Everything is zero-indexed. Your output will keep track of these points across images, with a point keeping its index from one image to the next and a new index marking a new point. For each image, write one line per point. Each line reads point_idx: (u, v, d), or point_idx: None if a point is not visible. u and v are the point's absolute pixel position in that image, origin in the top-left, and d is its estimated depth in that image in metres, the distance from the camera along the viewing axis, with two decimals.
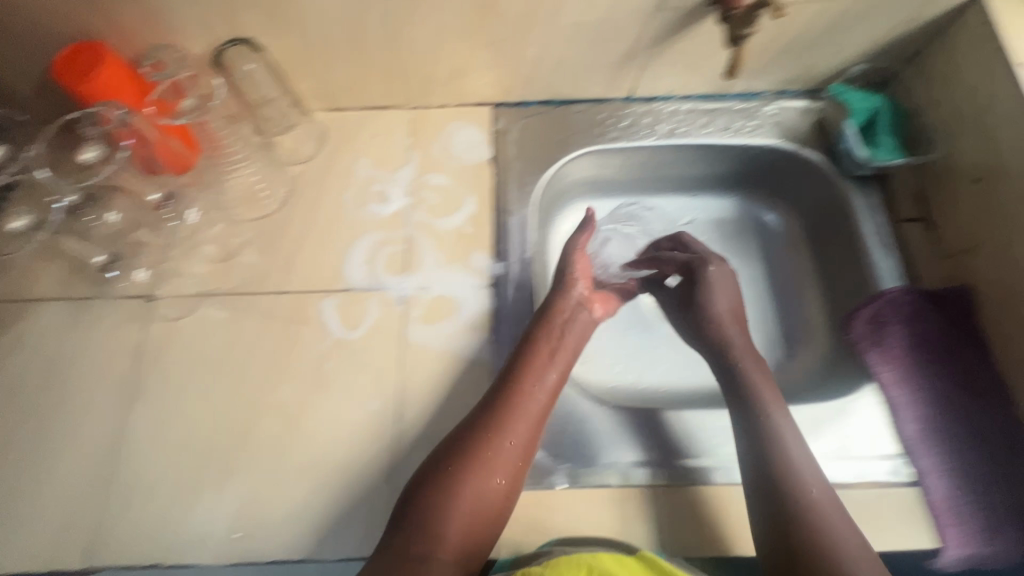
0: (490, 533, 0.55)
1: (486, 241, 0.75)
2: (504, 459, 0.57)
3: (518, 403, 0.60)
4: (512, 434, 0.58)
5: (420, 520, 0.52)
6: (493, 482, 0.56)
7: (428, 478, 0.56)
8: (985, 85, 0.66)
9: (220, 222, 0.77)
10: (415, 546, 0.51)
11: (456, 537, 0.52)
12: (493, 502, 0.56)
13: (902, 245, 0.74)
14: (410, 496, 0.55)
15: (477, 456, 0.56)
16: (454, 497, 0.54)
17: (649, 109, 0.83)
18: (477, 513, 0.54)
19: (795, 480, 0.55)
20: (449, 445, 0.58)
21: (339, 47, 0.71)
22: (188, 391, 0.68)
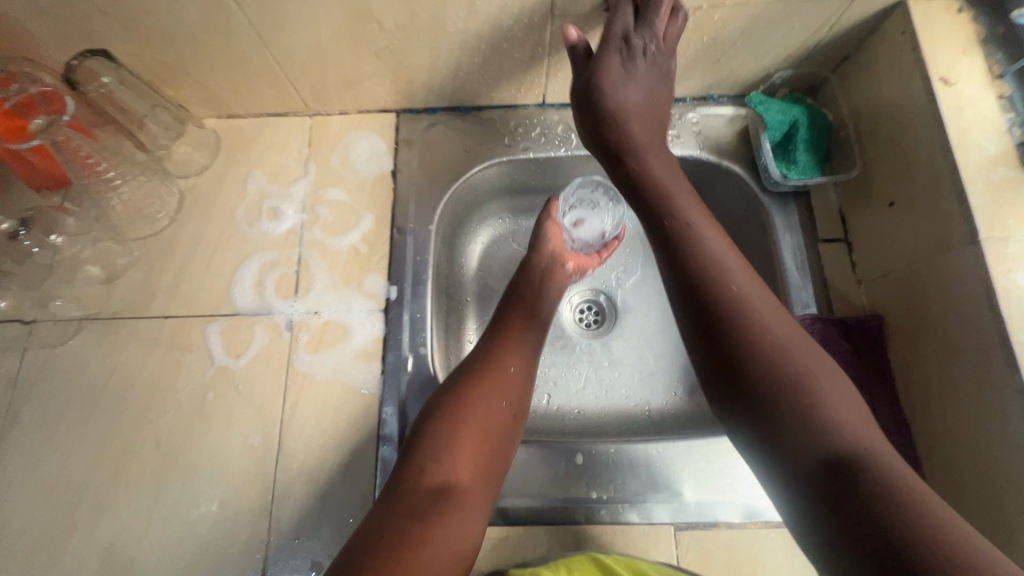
0: (506, 451, 0.59)
1: (381, 262, 0.72)
2: (508, 386, 0.60)
3: (506, 345, 0.63)
4: (513, 362, 0.62)
5: (434, 449, 0.55)
6: (500, 410, 0.59)
7: (435, 412, 0.57)
8: (900, 101, 0.61)
9: (105, 240, 0.73)
10: (439, 474, 0.53)
11: (476, 461, 0.55)
12: (507, 429, 0.59)
13: (819, 267, 0.69)
14: (421, 428, 0.57)
15: (478, 387, 0.59)
16: (464, 425, 0.56)
17: (563, 116, 0.77)
18: (491, 439, 0.57)
19: (791, 414, 0.45)
20: (449, 383, 0.60)
21: (214, 56, 0.66)
22: (67, 423, 0.66)
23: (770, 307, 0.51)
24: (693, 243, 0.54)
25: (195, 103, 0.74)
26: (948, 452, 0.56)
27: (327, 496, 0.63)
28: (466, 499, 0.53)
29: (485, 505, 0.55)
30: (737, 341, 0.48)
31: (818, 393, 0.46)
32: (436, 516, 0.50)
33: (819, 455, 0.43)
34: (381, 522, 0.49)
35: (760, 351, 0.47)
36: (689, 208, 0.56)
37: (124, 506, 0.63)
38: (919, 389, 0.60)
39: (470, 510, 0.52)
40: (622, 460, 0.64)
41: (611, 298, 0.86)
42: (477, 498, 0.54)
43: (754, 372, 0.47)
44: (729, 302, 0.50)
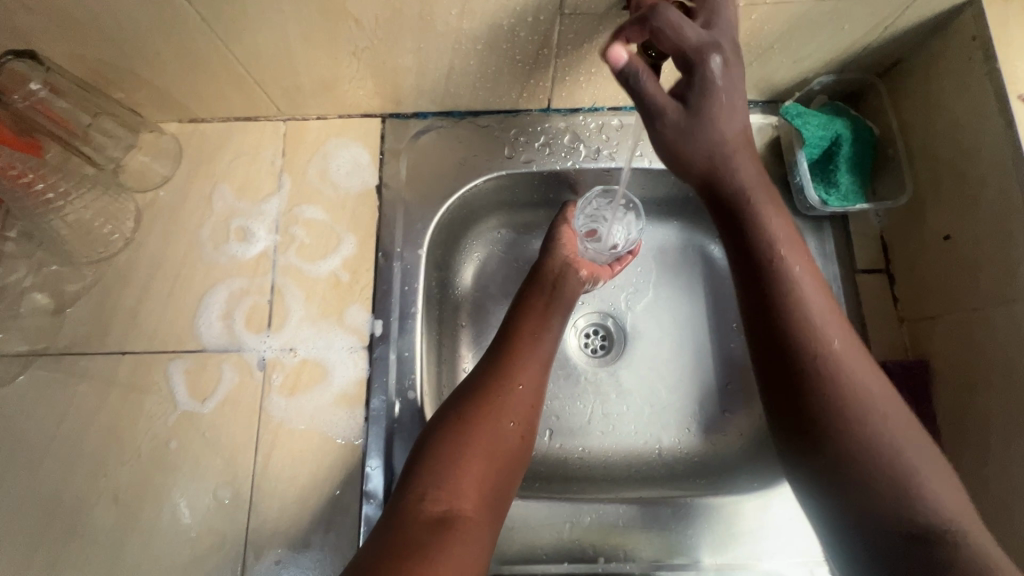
0: (514, 477, 0.51)
1: (364, 292, 0.64)
2: (516, 405, 0.53)
3: (516, 358, 0.57)
4: (522, 377, 0.55)
5: (433, 474, 0.47)
6: (509, 431, 0.52)
7: (434, 433, 0.50)
8: (967, 121, 0.53)
9: (52, 264, 0.64)
10: (440, 503, 0.46)
11: (480, 490, 0.48)
12: (517, 453, 0.52)
13: (856, 300, 0.62)
14: (418, 451, 0.50)
15: (484, 406, 0.52)
16: (469, 446, 0.49)
17: (570, 124, 0.68)
18: (497, 465, 0.50)
19: (874, 488, 0.43)
20: (451, 400, 0.54)
21: (167, 57, 0.57)
22: (12, 475, 0.59)
23: (870, 375, 0.46)
24: (797, 302, 0.49)
25: (151, 106, 0.65)
26: (1003, 528, 0.50)
27: (303, 561, 0.56)
28: (470, 533, 0.45)
29: (492, 541, 0.46)
30: (826, 403, 0.45)
31: (913, 472, 0.43)
32: (437, 553, 0.41)
33: (908, 538, 0.42)
34: (372, 560, 0.41)
35: (849, 420, 0.45)
36: (792, 256, 0.50)
37: (78, 570, 0.57)
38: (970, 452, 0.53)
39: (476, 546, 0.44)
40: (631, 519, 0.58)
41: (620, 323, 0.76)
42: (483, 532, 0.46)
43: (845, 447, 0.45)
44: (823, 368, 0.46)
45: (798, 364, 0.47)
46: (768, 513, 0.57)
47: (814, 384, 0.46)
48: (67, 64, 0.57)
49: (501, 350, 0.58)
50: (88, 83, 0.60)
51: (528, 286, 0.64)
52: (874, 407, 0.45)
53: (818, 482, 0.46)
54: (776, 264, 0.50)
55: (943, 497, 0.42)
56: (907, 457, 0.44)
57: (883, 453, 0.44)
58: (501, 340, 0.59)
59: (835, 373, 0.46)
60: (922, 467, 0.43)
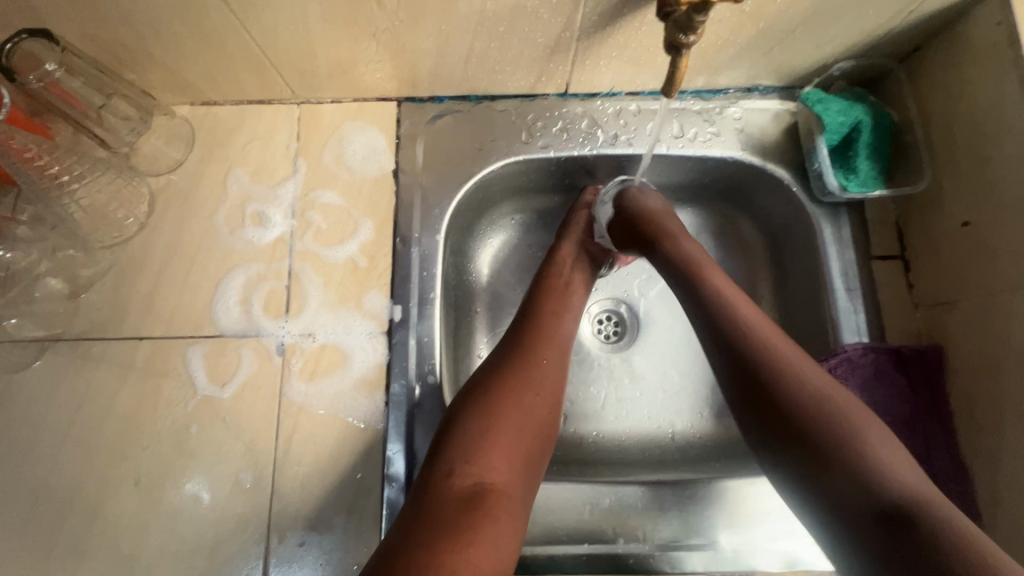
0: (545, 450, 0.52)
1: (382, 278, 0.64)
2: (542, 379, 0.54)
3: (539, 336, 0.58)
4: (547, 353, 0.56)
5: (462, 449, 0.48)
6: (536, 404, 0.52)
7: (461, 406, 0.51)
8: (988, 108, 0.53)
9: (66, 248, 0.64)
10: (470, 477, 0.46)
11: (510, 462, 0.49)
12: (546, 425, 0.52)
13: (872, 286, 0.62)
14: (446, 425, 0.50)
15: (511, 380, 0.53)
16: (496, 420, 0.50)
17: (588, 109, 0.68)
18: (527, 437, 0.51)
19: (841, 466, 0.45)
20: (475, 377, 0.54)
21: (183, 37, 0.56)
22: (32, 460, 0.59)
23: (805, 362, 0.50)
24: (731, 308, 0.54)
25: (164, 88, 0.64)
26: (1015, 508, 0.51)
27: (326, 544, 0.57)
28: (503, 507, 0.46)
29: (524, 512, 0.48)
30: (779, 403, 0.48)
31: (862, 437, 0.45)
32: (471, 529, 0.43)
33: (881, 509, 0.42)
34: (407, 536, 0.42)
35: (798, 412, 0.47)
36: (739, 302, 0.55)
37: (102, 552, 0.57)
38: (984, 434, 0.54)
39: (508, 519, 0.45)
40: (650, 501, 0.59)
41: (633, 309, 0.77)
42: (514, 504, 0.47)
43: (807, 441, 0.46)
44: (767, 363, 0.50)
45: (754, 370, 0.50)
46: None
47: (764, 385, 0.49)
48: (80, 44, 0.56)
49: (524, 328, 0.59)
50: (101, 63, 0.59)
51: (548, 268, 0.65)
52: (816, 389, 0.48)
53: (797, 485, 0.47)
54: (700, 286, 0.57)
55: (896, 464, 0.44)
56: (867, 437, 0.45)
57: (845, 438, 0.45)
58: (522, 320, 0.60)
59: (786, 370, 0.49)
60: (873, 443, 0.45)
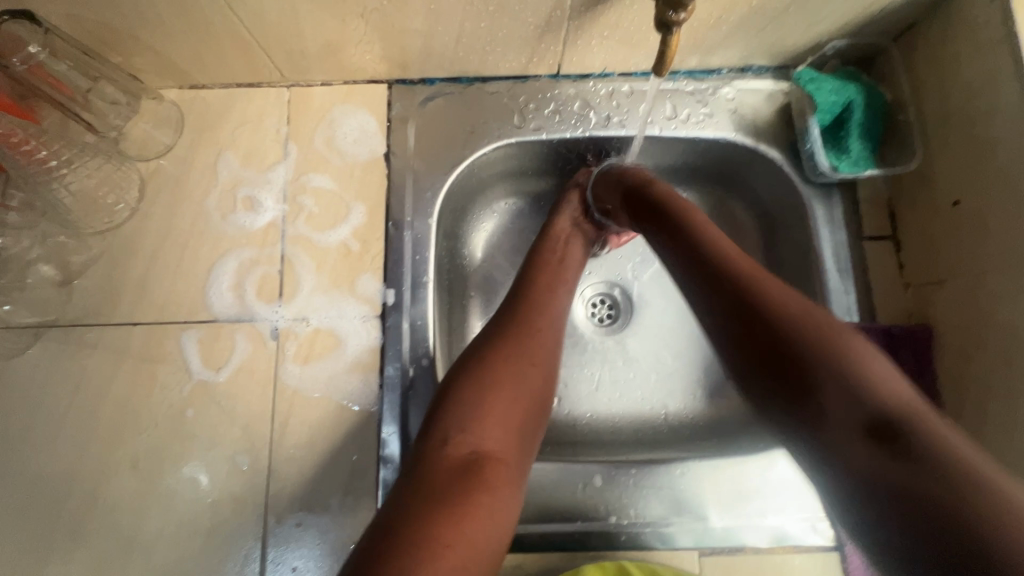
0: (541, 419, 0.52)
1: (375, 262, 0.64)
2: (538, 348, 0.54)
3: (535, 307, 0.58)
4: (541, 322, 0.56)
5: (458, 419, 0.48)
6: (531, 373, 0.53)
7: (457, 377, 0.51)
8: (981, 85, 0.53)
9: (57, 235, 0.63)
10: (465, 446, 0.47)
11: (507, 431, 0.49)
12: (541, 392, 0.53)
13: (863, 267, 0.63)
14: (442, 395, 0.51)
15: (506, 350, 0.53)
16: (492, 389, 0.50)
17: (580, 90, 0.67)
18: (523, 406, 0.51)
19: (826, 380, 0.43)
20: (468, 350, 0.54)
21: (168, 18, 0.55)
22: (30, 445, 0.59)
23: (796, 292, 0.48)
24: (707, 239, 0.53)
25: (151, 72, 0.63)
26: None
27: (323, 524, 0.58)
28: (499, 474, 0.46)
29: (521, 479, 0.48)
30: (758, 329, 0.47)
31: (849, 353, 0.43)
32: (467, 497, 0.43)
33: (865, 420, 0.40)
34: (404, 506, 0.43)
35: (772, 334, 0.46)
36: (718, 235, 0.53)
37: (102, 534, 0.58)
38: (971, 411, 0.55)
39: (504, 486, 0.46)
40: (641, 480, 0.60)
41: (626, 292, 0.77)
42: (511, 472, 0.47)
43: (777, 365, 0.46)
44: (749, 283, 0.49)
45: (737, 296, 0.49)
46: (773, 473, 0.59)
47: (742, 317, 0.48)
48: (65, 26, 0.55)
49: (519, 300, 0.58)
50: (88, 48, 0.58)
51: (542, 242, 0.65)
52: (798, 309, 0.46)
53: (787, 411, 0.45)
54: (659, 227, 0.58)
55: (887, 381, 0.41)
56: (857, 355, 0.43)
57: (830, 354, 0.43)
58: (515, 295, 0.59)
59: (751, 283, 0.49)
60: (866, 361, 0.42)
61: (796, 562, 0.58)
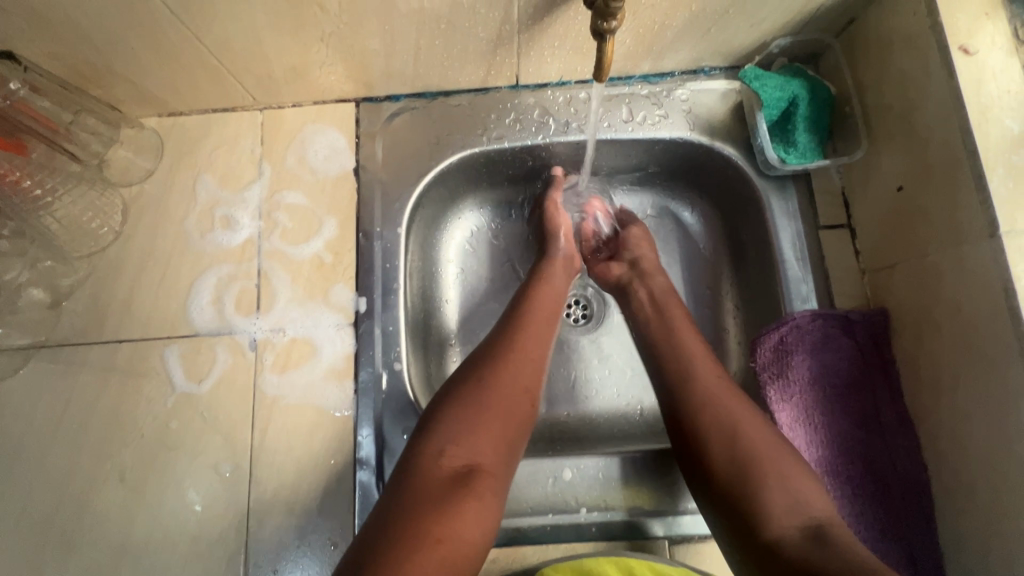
0: (527, 432, 0.54)
1: (347, 272, 0.66)
2: (527, 366, 0.55)
3: (527, 327, 0.58)
4: (531, 343, 0.57)
5: (452, 431, 0.49)
6: (519, 393, 0.53)
7: (452, 392, 0.52)
8: (915, 75, 0.55)
9: (44, 260, 0.67)
10: (459, 459, 0.48)
11: (497, 445, 0.50)
12: (529, 411, 0.54)
13: (820, 255, 0.65)
14: (436, 406, 0.52)
15: (499, 367, 0.54)
16: (484, 405, 0.51)
17: (539, 99, 0.70)
18: (512, 421, 0.52)
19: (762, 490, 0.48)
20: (465, 365, 0.55)
21: (141, 52, 0.58)
22: (23, 462, 0.62)
23: (759, 426, 0.52)
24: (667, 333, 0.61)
25: (131, 101, 0.67)
26: (954, 455, 0.53)
27: (303, 526, 0.60)
28: (487, 486, 0.47)
29: (506, 491, 0.49)
30: (714, 432, 0.52)
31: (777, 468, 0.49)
32: (457, 505, 0.45)
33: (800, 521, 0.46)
34: (401, 512, 0.44)
35: (733, 437, 0.51)
36: (707, 371, 0.56)
37: (91, 545, 0.60)
38: (928, 389, 0.56)
39: (492, 497, 0.47)
40: (610, 472, 0.61)
41: (599, 291, 0.78)
42: (499, 485, 0.49)
43: (727, 473, 0.50)
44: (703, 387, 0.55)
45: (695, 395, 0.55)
46: None
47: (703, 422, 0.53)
48: (45, 64, 0.59)
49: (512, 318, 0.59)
50: (66, 82, 0.62)
51: None
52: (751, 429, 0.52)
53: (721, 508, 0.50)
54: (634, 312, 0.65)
55: (806, 491, 0.48)
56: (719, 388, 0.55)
57: (767, 460, 0.50)
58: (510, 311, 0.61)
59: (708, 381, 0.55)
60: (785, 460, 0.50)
61: None
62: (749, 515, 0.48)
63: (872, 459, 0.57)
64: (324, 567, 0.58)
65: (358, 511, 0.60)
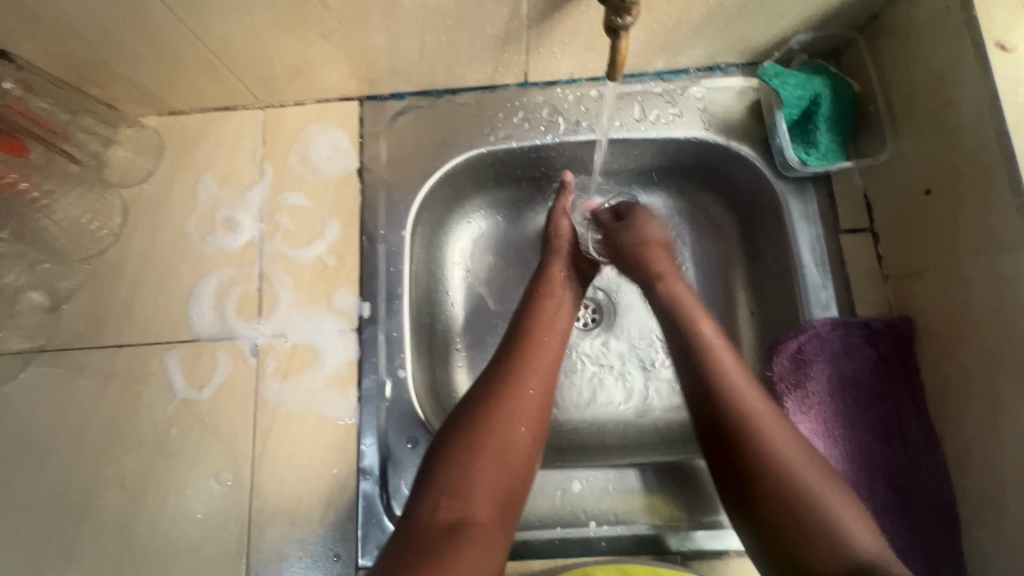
0: (529, 479, 0.51)
1: (351, 276, 0.65)
2: (530, 403, 0.52)
3: (529, 355, 0.55)
4: (532, 381, 0.53)
5: (446, 480, 0.47)
6: (518, 435, 0.50)
7: (446, 436, 0.50)
8: (946, 73, 0.52)
9: (43, 263, 0.65)
10: (452, 513, 0.45)
11: (493, 496, 0.47)
12: (528, 454, 0.51)
13: (841, 260, 0.62)
14: (431, 456, 0.49)
15: (497, 408, 0.51)
16: (479, 452, 0.48)
17: (548, 97, 0.68)
18: (509, 468, 0.49)
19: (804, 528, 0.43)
20: (459, 408, 0.52)
21: (138, 50, 0.57)
22: (22, 469, 0.61)
23: (804, 460, 0.46)
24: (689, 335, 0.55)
25: (129, 100, 0.65)
26: (982, 472, 0.51)
27: (306, 537, 0.58)
28: (484, 539, 0.44)
29: (507, 543, 0.46)
30: (752, 462, 0.47)
31: (822, 501, 0.44)
32: (451, 560, 0.42)
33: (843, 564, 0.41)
34: (393, 569, 0.41)
35: (778, 471, 0.46)
36: (748, 394, 0.50)
37: (90, 555, 0.59)
38: (956, 404, 0.53)
39: (490, 551, 0.44)
40: (621, 484, 0.59)
41: (610, 295, 0.75)
42: (497, 539, 0.45)
43: (771, 510, 0.45)
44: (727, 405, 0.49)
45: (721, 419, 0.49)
46: None
47: (745, 452, 0.47)
48: (40, 62, 0.57)
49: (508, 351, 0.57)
50: (63, 81, 0.60)
51: None
52: (796, 463, 0.46)
53: (766, 547, 0.45)
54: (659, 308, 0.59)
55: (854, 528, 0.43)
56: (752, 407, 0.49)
57: (817, 506, 0.44)
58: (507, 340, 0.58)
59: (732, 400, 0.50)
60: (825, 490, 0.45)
61: None
62: (799, 562, 0.42)
63: (897, 473, 0.55)
64: None
65: (362, 522, 0.58)
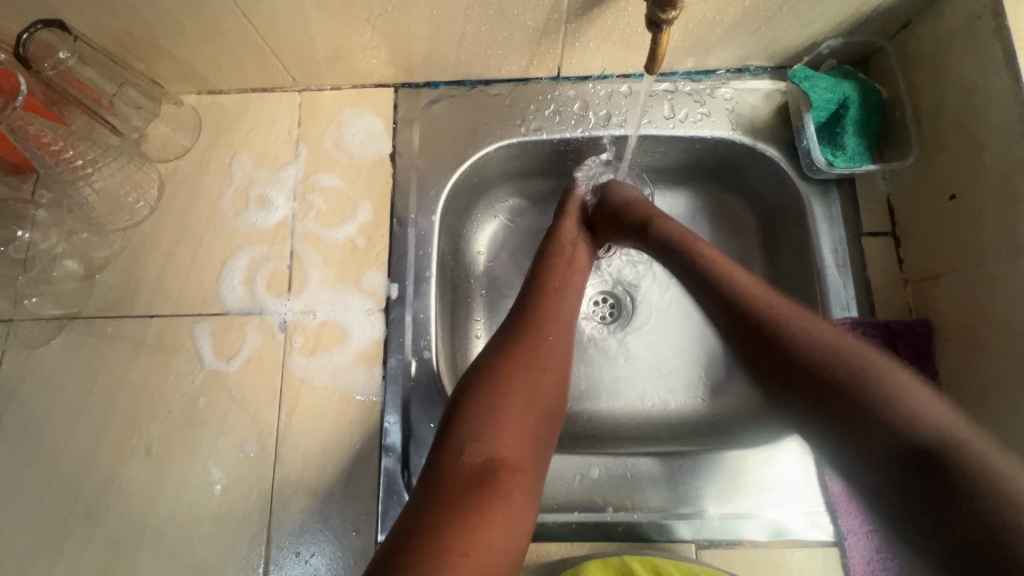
0: (556, 424, 0.53)
1: (379, 257, 0.66)
2: (548, 355, 0.54)
3: (548, 317, 0.58)
4: (552, 328, 0.56)
5: (473, 427, 0.48)
6: (546, 381, 0.53)
7: (472, 384, 0.51)
8: (975, 82, 0.54)
9: (81, 231, 0.67)
10: (480, 454, 0.47)
11: (520, 437, 0.49)
12: (554, 398, 0.53)
13: (862, 263, 0.63)
14: (455, 404, 0.51)
15: (517, 360, 0.53)
16: (504, 398, 0.50)
17: (579, 91, 0.69)
18: (535, 413, 0.51)
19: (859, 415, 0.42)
20: (482, 359, 0.54)
21: (187, 27, 0.58)
22: (52, 432, 0.62)
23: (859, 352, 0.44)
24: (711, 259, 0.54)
25: (171, 77, 0.67)
26: None
27: (326, 510, 0.59)
28: (515, 481, 0.46)
29: (538, 484, 0.48)
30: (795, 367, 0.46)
31: (892, 390, 0.41)
32: (485, 505, 0.43)
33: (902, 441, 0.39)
34: (426, 513, 0.43)
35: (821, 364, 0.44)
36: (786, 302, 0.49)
37: (115, 518, 0.60)
38: (975, 410, 0.54)
39: (521, 493, 0.46)
40: (638, 473, 0.60)
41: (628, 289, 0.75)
42: (526, 478, 0.47)
43: (854, 424, 0.42)
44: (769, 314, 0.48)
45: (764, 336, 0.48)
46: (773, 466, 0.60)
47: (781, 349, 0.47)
48: (92, 34, 0.59)
49: (529, 309, 0.58)
50: (112, 54, 0.62)
51: (549, 245, 0.65)
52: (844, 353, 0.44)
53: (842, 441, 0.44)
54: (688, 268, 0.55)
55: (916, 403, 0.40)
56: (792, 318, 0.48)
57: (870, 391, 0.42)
58: (526, 300, 0.59)
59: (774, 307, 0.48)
60: (884, 377, 0.42)
61: (796, 556, 0.57)
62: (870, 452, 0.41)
63: None
64: (346, 553, 0.58)
65: (381, 498, 0.59)
